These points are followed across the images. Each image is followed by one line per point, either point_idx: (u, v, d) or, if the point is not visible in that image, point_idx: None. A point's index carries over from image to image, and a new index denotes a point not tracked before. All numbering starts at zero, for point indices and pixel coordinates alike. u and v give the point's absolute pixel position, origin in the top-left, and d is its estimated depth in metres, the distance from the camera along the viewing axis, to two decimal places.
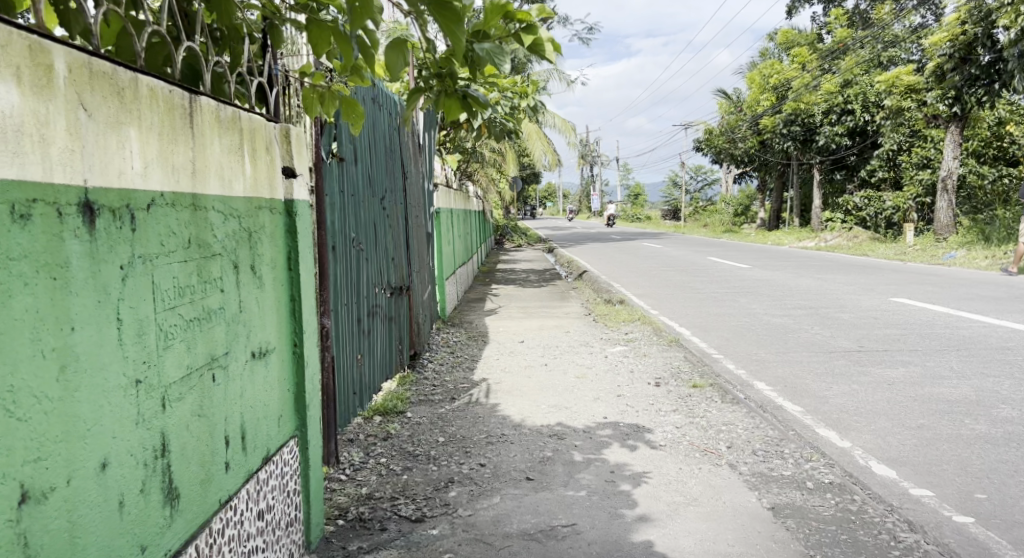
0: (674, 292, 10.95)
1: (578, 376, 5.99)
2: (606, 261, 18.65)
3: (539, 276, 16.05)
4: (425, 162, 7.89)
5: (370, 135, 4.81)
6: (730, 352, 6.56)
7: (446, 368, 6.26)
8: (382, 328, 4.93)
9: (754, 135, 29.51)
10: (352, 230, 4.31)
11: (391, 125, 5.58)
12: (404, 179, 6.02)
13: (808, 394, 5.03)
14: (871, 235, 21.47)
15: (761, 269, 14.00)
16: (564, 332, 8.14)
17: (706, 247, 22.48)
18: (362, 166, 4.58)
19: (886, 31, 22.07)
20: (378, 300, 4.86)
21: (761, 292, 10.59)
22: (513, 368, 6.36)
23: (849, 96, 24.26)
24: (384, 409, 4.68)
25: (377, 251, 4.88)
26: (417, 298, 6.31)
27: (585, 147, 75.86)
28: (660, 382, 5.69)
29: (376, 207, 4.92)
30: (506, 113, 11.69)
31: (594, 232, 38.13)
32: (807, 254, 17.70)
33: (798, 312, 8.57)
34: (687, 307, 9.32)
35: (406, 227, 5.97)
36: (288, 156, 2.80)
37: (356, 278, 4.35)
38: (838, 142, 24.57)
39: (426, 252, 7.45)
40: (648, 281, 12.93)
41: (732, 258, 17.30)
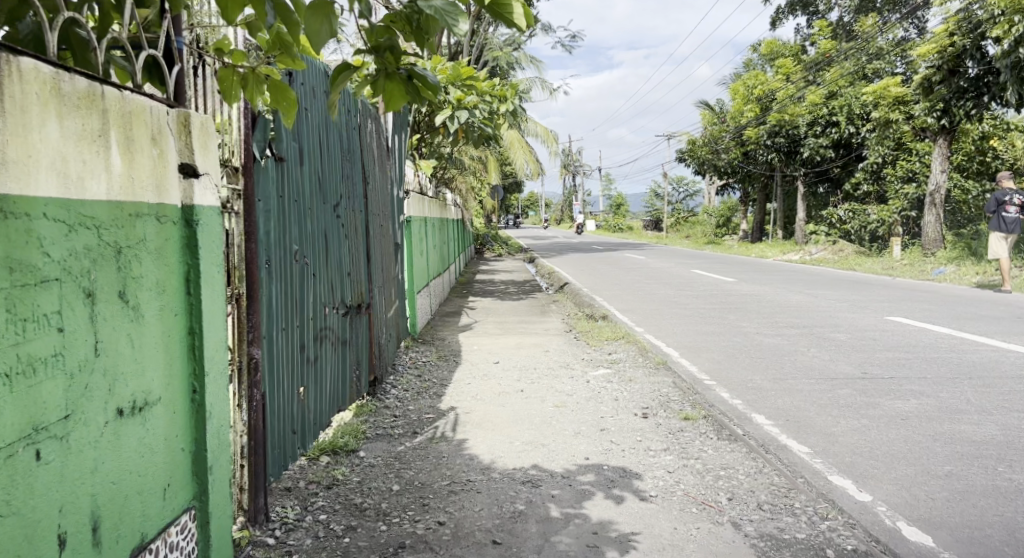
0: (659, 308, 10.40)
1: (557, 405, 5.42)
2: (587, 272, 18.09)
3: (519, 288, 15.47)
4: (393, 166, 7.37)
5: (321, 132, 4.26)
6: (723, 377, 6.00)
7: (410, 395, 5.68)
8: (334, 354, 4.35)
9: (737, 146, 29.13)
10: (295, 242, 3.74)
11: (350, 125, 5.04)
12: (366, 183, 5.46)
13: (814, 430, 4.48)
14: (856, 250, 21.07)
15: (748, 283, 13.50)
16: (542, 351, 7.56)
17: (690, 259, 22.01)
18: (310, 168, 4.02)
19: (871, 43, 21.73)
20: (330, 322, 4.29)
21: (749, 308, 10.07)
22: (485, 394, 5.77)
23: (834, 108, 23.91)
24: (333, 447, 4.15)
25: (329, 266, 4.32)
26: (381, 317, 5.74)
27: (567, 156, 75.48)
28: (648, 412, 5.13)
29: (329, 215, 4.36)
30: (484, 118, 11.12)
31: (576, 242, 37.61)
32: (793, 268, 17.23)
33: (792, 332, 8.05)
34: (673, 325, 8.78)
35: (368, 238, 5.40)
36: (189, 151, 2.19)
37: (299, 299, 3.78)
38: (823, 154, 24.20)
39: (393, 263, 6.88)
40: (631, 295, 12.38)
41: (717, 271, 16.81)
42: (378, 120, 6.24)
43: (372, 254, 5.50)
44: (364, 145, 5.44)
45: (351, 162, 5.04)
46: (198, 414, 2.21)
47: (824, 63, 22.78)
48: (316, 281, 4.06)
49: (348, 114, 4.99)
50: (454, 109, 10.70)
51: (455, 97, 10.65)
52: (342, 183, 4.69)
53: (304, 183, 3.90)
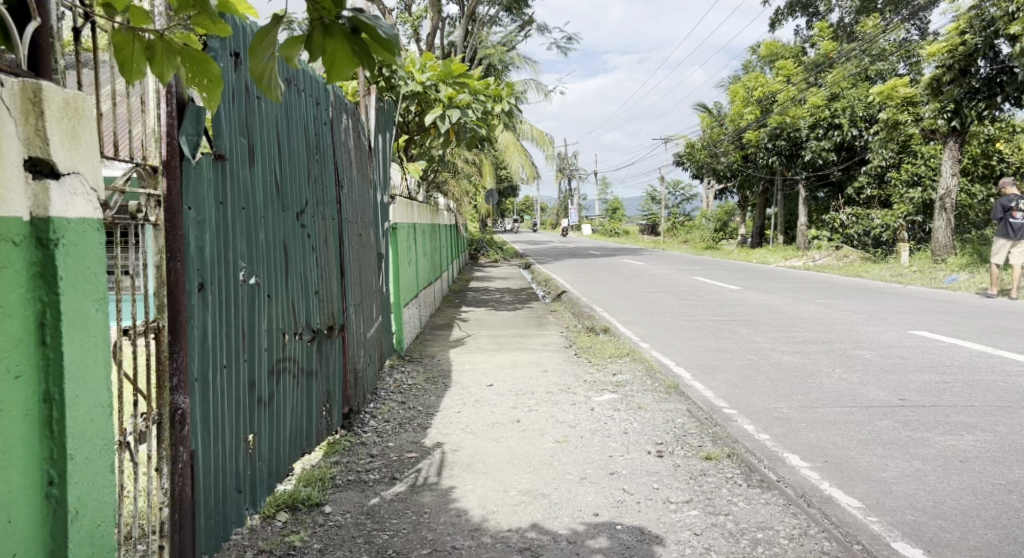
0: (664, 320, 9.75)
1: (558, 440, 4.76)
2: (585, 279, 17.41)
3: (514, 296, 14.83)
4: (376, 169, 6.78)
5: (280, 127, 3.63)
6: (744, 404, 5.36)
7: (392, 427, 5.04)
8: (295, 388, 3.71)
9: (737, 150, 28.54)
10: (242, 258, 3.10)
11: (319, 120, 4.41)
12: (341, 187, 4.83)
13: (859, 474, 3.84)
14: (862, 256, 20.44)
15: (754, 292, 12.84)
16: (540, 371, 6.91)
17: (690, 265, 21.36)
18: (263, 170, 3.39)
19: (874, 43, 21.13)
20: (290, 351, 3.66)
21: (760, 320, 9.41)
22: (477, 426, 5.12)
23: (836, 110, 23.30)
24: (293, 501, 3.52)
25: (289, 286, 3.68)
26: (359, 339, 5.10)
27: (562, 160, 74.74)
28: (662, 450, 4.48)
29: (290, 224, 3.73)
30: (477, 118, 10.53)
31: (571, 247, 36.92)
32: (798, 274, 16.58)
33: (811, 348, 7.40)
34: (680, 340, 8.12)
35: (343, 249, 4.77)
36: (41, 141, 1.66)
37: (247, 327, 3.14)
38: (825, 157, 23.58)
39: (376, 274, 6.26)
40: (632, 304, 11.73)
41: (720, 278, 16.16)
42: (356, 114, 5.61)
43: (348, 267, 4.86)
44: (337, 145, 4.82)
45: (321, 162, 4.40)
46: (57, 515, 1.70)
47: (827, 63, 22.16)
48: (270, 305, 3.42)
49: (316, 108, 4.35)
50: (445, 108, 10.10)
51: (446, 95, 10.05)
52: (308, 188, 4.07)
53: (254, 186, 3.26)
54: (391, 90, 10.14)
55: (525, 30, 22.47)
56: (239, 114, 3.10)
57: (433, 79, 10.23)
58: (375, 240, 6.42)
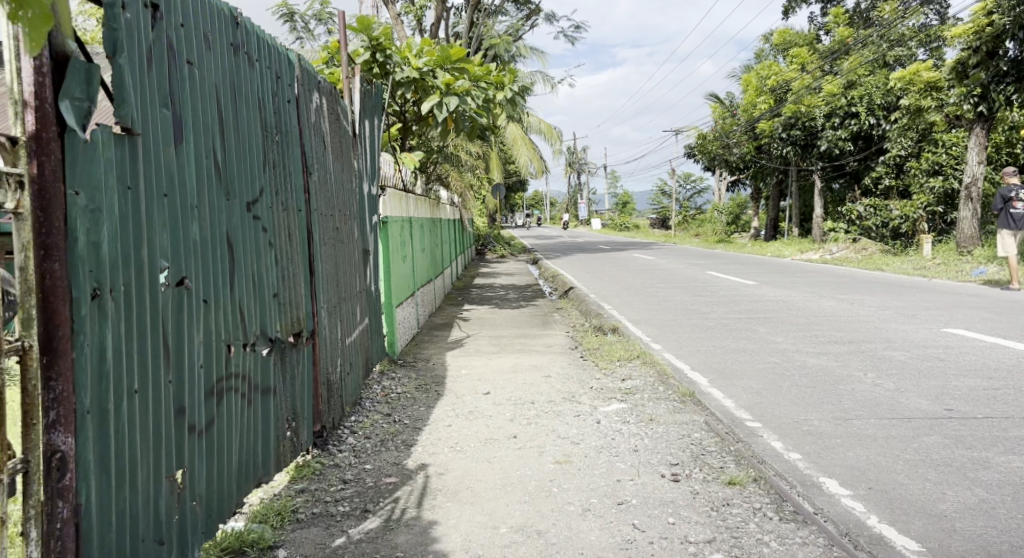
0: (676, 318, 9.15)
1: (559, 460, 4.18)
2: (594, 275, 16.79)
3: (519, 293, 14.26)
4: (360, 157, 6.26)
5: (222, 102, 3.07)
6: (768, 416, 4.77)
7: (372, 446, 4.48)
8: (244, 409, 3.16)
9: (750, 141, 27.84)
10: (164, 257, 2.54)
11: (280, 96, 3.86)
12: (310, 174, 4.27)
13: (913, 507, 3.25)
14: (881, 248, 19.73)
15: (771, 286, 12.21)
16: (543, 376, 6.34)
17: (702, 259, 20.72)
18: (196, 150, 2.82)
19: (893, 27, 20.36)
20: (236, 365, 3.10)
21: (780, 317, 8.79)
22: (468, 443, 4.55)
23: (853, 98, 22.52)
24: (240, 545, 2.98)
25: (234, 289, 3.12)
26: (334, 346, 4.54)
27: (570, 155, 74.00)
28: (678, 473, 3.90)
29: (235, 216, 3.17)
30: (477, 106, 9.96)
31: (580, 242, 36.29)
32: (816, 268, 15.88)
33: (838, 349, 6.78)
34: (694, 341, 7.51)
35: (312, 245, 4.22)
36: None
37: (173, 342, 2.58)
38: (842, 146, 22.85)
39: (358, 272, 5.71)
40: (642, 301, 11.12)
41: (733, 273, 15.50)
42: (330, 94, 5.05)
43: (318, 265, 4.31)
44: (305, 128, 4.26)
45: (281, 145, 3.84)
46: None
47: (843, 50, 21.43)
48: (208, 312, 2.87)
49: (276, 83, 3.79)
50: (443, 95, 9.52)
51: (444, 81, 9.49)
52: (262, 175, 3.50)
53: (182, 169, 2.70)
54: (386, 77, 9.58)
55: (532, 19, 21.84)
56: (159, 81, 2.53)
57: (429, 64, 9.66)
58: (358, 234, 5.88)
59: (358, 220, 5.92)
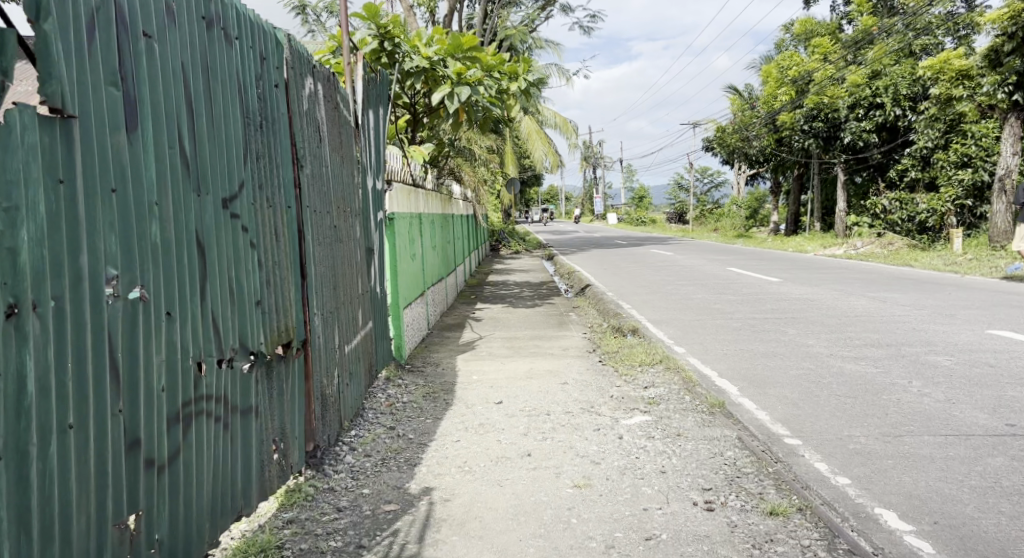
0: (699, 318, 8.69)
1: (578, 483, 3.76)
2: (611, 272, 16.34)
3: (534, 290, 13.84)
4: (362, 150, 5.87)
5: (191, 85, 2.66)
6: (807, 430, 4.33)
7: (372, 465, 4.09)
8: (218, 434, 2.77)
9: (770, 133, 27.24)
10: (113, 264, 2.15)
11: (265, 79, 3.46)
12: (301, 167, 3.87)
13: (990, 549, 2.81)
14: (907, 243, 19.18)
15: (795, 284, 11.69)
16: (559, 383, 5.92)
17: (721, 254, 20.19)
18: (157, 138, 2.43)
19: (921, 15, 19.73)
20: (208, 386, 2.71)
21: (809, 318, 8.30)
22: (477, 461, 4.13)
23: (878, 88, 21.86)
24: None
25: (206, 298, 2.73)
26: (330, 356, 4.15)
27: (585, 148, 73.33)
28: (712, 501, 3.47)
29: (208, 215, 2.78)
30: (490, 96, 9.52)
31: (596, 237, 35.81)
32: (841, 263, 15.34)
33: (876, 353, 6.30)
34: (719, 345, 7.05)
35: (302, 246, 3.82)
36: None
37: (124, 364, 2.19)
38: (866, 139, 22.36)
39: (360, 274, 5.32)
40: (661, 300, 10.65)
41: (756, 269, 14.99)
42: (327, 80, 4.64)
43: (311, 268, 3.91)
44: (296, 116, 3.85)
45: (267, 134, 3.43)
46: None
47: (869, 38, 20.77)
48: (172, 327, 2.47)
49: (260, 65, 3.39)
50: (454, 85, 9.10)
51: (455, 71, 9.08)
52: (241, 166, 3.11)
53: (141, 160, 2.31)
54: (394, 67, 9.16)
55: (547, 10, 21.36)
56: (106, 54, 2.13)
57: (440, 53, 9.25)
58: (359, 232, 5.49)
59: (359, 216, 5.52)
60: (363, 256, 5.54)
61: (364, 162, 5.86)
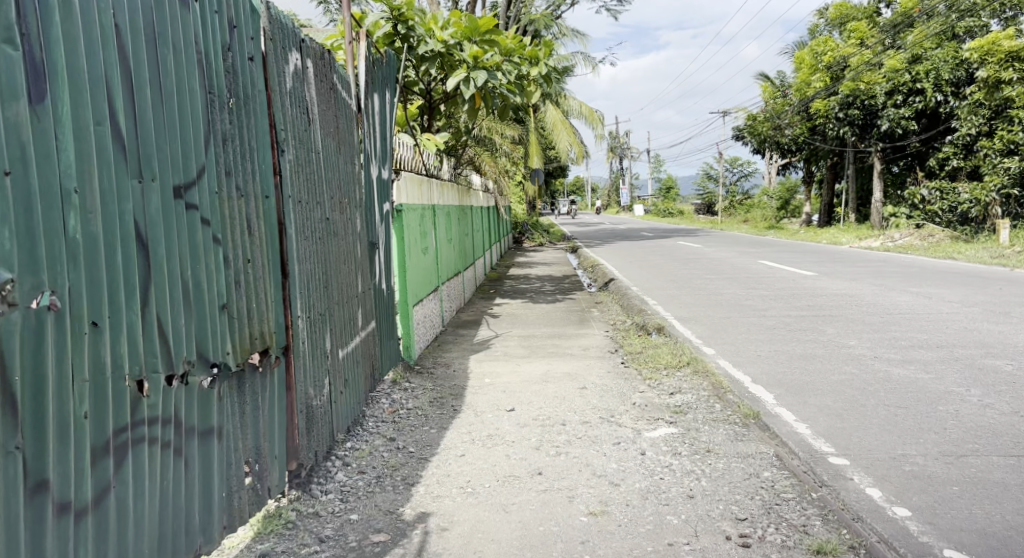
0: (730, 315, 8.19)
1: (593, 510, 3.30)
2: (637, 265, 15.84)
3: (556, 284, 13.39)
4: (366, 137, 5.45)
5: (130, 53, 2.25)
6: (856, 446, 3.84)
7: (365, 485, 3.66)
8: (164, 464, 2.35)
9: (803, 121, 26.56)
10: (7, 266, 1.75)
11: (237, 50, 3.03)
12: (282, 153, 3.45)
13: None
14: (950, 235, 18.62)
15: (831, 278, 11.11)
16: (578, 387, 5.47)
17: (752, 247, 19.57)
18: (80, 114, 2.02)
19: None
20: (152, 408, 2.29)
21: (849, 315, 7.76)
22: (482, 481, 3.70)
23: (918, 74, 21.56)
24: None
25: (149, 303, 2.31)
26: (318, 364, 3.73)
27: (612, 139, 72.55)
28: (748, 535, 3.00)
29: (153, 205, 2.36)
30: (509, 82, 9.08)
31: (622, 229, 35.22)
32: (879, 256, 14.71)
33: (926, 355, 5.76)
34: (751, 346, 6.55)
35: (284, 242, 3.40)
36: None
37: (24, 388, 1.79)
38: (905, 125, 22.16)
39: (360, 271, 4.91)
40: (688, 296, 10.14)
41: (789, 262, 14.38)
42: (318, 58, 4.22)
43: (295, 266, 3.50)
44: (277, 96, 3.43)
45: (236, 115, 3.01)
46: None
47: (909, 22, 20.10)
48: (100, 342, 2.06)
49: (229, 34, 2.96)
50: (471, 69, 8.70)
51: (471, 55, 8.66)
52: (201, 150, 2.69)
53: (52, 139, 1.90)
54: (408, 50, 8.72)
55: None
56: None
57: (456, 36, 8.82)
58: (361, 226, 5.07)
59: (360, 207, 5.10)
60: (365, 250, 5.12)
61: (366, 148, 5.43)
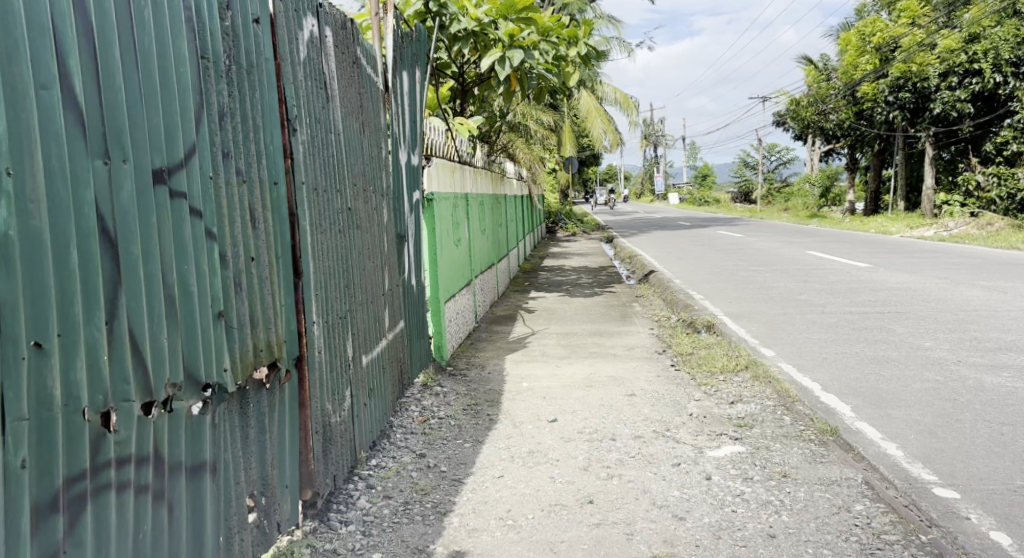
0: (785, 312, 7.62)
1: (657, 553, 2.80)
2: (676, 255, 15.24)
3: (594, 276, 12.89)
4: (393, 119, 4.98)
5: (90, 3, 1.79)
6: (962, 474, 3.28)
7: (393, 513, 3.20)
8: (138, 513, 1.89)
9: (850, 106, 25.74)
10: None
11: (237, 9, 2.55)
12: (294, 133, 2.98)
13: None
14: (1009, 223, 17.92)
15: (890, 270, 10.45)
16: (627, 394, 4.97)
17: (798, 237, 18.86)
18: (13, 76, 1.56)
19: None
20: (122, 446, 1.82)
21: (919, 312, 7.14)
22: (525, 510, 3.21)
23: (976, 54, 20.69)
24: None
25: (119, 315, 1.85)
26: (338, 374, 3.27)
27: (647, 127, 71.63)
28: None
29: (126, 192, 1.89)
30: (546, 62, 8.56)
31: (657, 219, 34.53)
32: (936, 246, 13.97)
33: (1018, 360, 5.15)
34: (816, 347, 5.98)
35: (297, 235, 2.93)
36: None
37: None
38: (960, 109, 21.28)
39: (387, 266, 4.45)
40: (737, 290, 9.55)
41: (840, 252, 13.70)
42: (338, 27, 3.75)
43: (310, 263, 3.03)
44: (288, 66, 2.95)
45: (237, 86, 2.54)
46: None
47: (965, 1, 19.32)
48: (45, 368, 1.61)
49: None
50: (506, 48, 8.21)
51: (506, 33, 8.13)
52: (192, 127, 2.22)
53: None
54: (439, 29, 8.18)
55: None
56: None
57: (491, 14, 8.22)
58: (388, 216, 4.62)
59: (388, 195, 4.64)
60: (392, 243, 4.66)
61: (394, 130, 4.96)
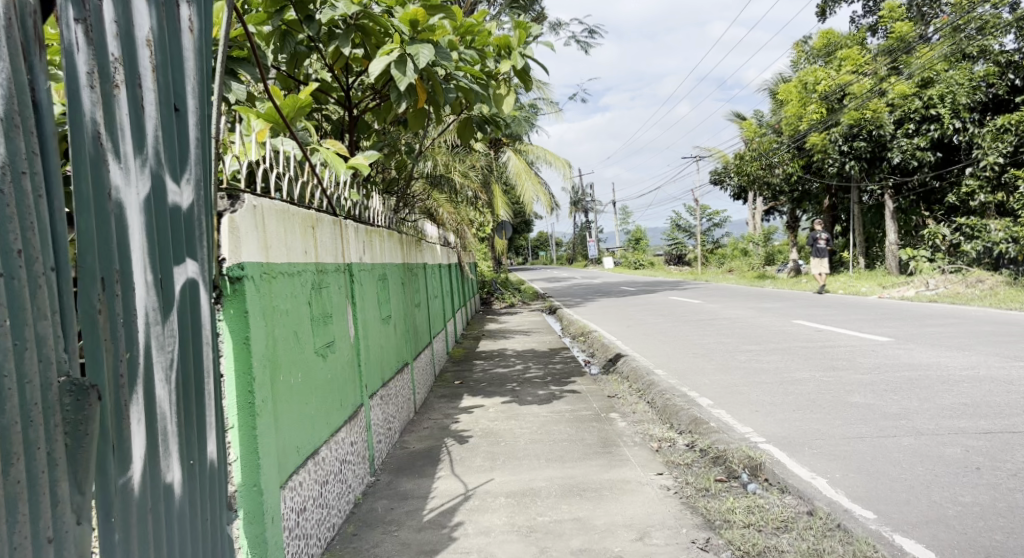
0: (864, 439, 4.88)
1: None
2: (640, 331, 12.54)
3: (543, 365, 10.04)
4: (104, 102, 2.05)
5: None
6: None
7: None
8: None
9: (798, 158, 24.08)
10: None
11: None
12: None
13: None
14: (997, 280, 16.00)
15: (937, 354, 7.92)
16: None
17: (767, 303, 16.50)
18: None
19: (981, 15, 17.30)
20: None
21: None
22: None
23: (931, 98, 19.25)
24: None
25: None
26: None
27: (576, 193, 70.35)
28: None
29: None
30: (471, 69, 5.96)
31: (597, 284, 32.13)
32: (950, 315, 11.68)
33: None
34: (993, 540, 3.25)
35: None
36: None
37: None
38: (920, 157, 19.80)
39: None
40: (752, 390, 6.84)
41: (839, 327, 11.23)
42: None
43: None
44: None
45: None
46: None
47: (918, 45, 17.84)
48: None
49: None
50: (409, 41, 5.41)
51: (406, 19, 5.34)
52: None
53: None
54: (307, 19, 5.50)
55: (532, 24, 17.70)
56: None
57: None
58: (49, 346, 1.70)
59: (54, 283, 1.72)
60: (64, 416, 1.72)
61: (108, 123, 2.07)
